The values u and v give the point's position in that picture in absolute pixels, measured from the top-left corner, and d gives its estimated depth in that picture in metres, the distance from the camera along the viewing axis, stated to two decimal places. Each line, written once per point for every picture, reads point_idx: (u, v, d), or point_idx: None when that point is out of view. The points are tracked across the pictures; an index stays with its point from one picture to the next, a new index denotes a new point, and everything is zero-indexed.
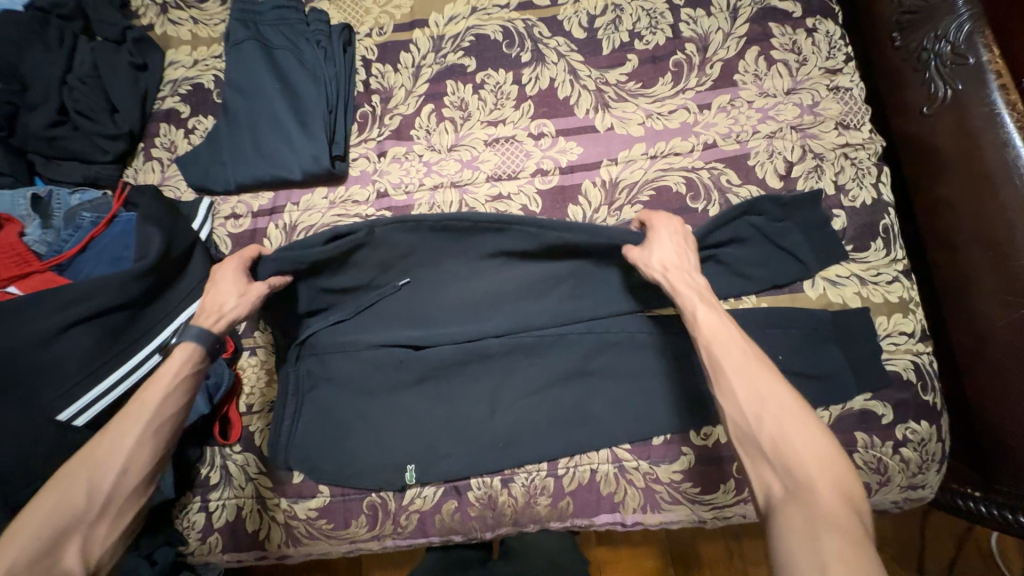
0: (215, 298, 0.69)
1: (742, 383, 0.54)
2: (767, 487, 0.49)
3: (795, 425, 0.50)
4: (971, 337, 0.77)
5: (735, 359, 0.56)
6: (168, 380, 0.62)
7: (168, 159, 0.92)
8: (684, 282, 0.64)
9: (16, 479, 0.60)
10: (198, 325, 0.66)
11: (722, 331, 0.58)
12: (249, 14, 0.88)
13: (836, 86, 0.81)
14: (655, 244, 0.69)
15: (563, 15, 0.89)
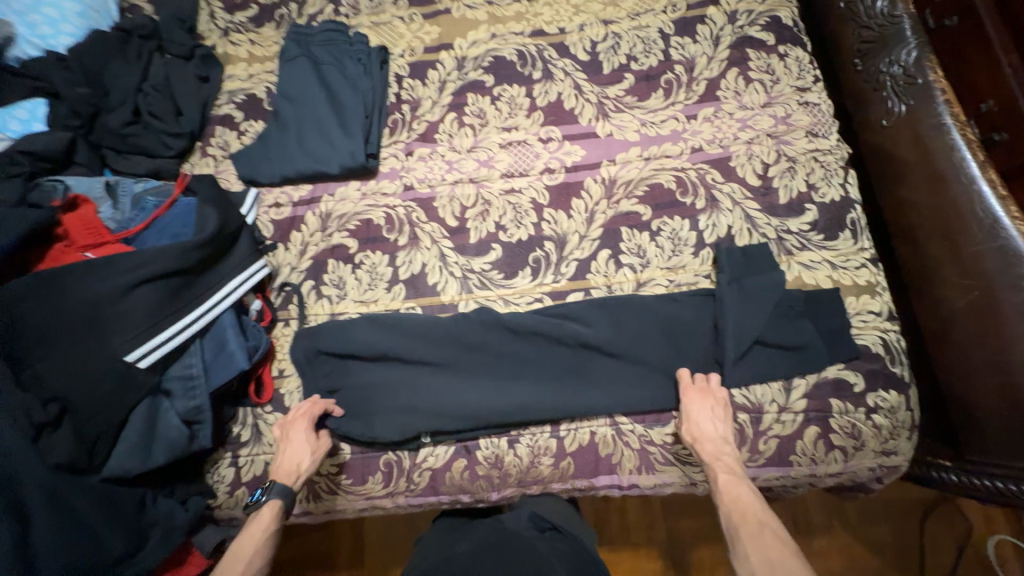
0: (291, 456, 0.79)
1: (756, 555, 0.64)
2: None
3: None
4: (936, 320, 0.85)
5: (755, 533, 0.66)
6: (253, 542, 0.72)
7: (222, 156, 1.05)
8: (709, 451, 0.74)
9: (87, 407, 0.69)
10: (280, 483, 0.76)
11: (743, 507, 0.69)
12: (303, 37, 1.04)
13: (806, 101, 0.93)
14: (695, 414, 0.76)
15: (570, 41, 1.03)
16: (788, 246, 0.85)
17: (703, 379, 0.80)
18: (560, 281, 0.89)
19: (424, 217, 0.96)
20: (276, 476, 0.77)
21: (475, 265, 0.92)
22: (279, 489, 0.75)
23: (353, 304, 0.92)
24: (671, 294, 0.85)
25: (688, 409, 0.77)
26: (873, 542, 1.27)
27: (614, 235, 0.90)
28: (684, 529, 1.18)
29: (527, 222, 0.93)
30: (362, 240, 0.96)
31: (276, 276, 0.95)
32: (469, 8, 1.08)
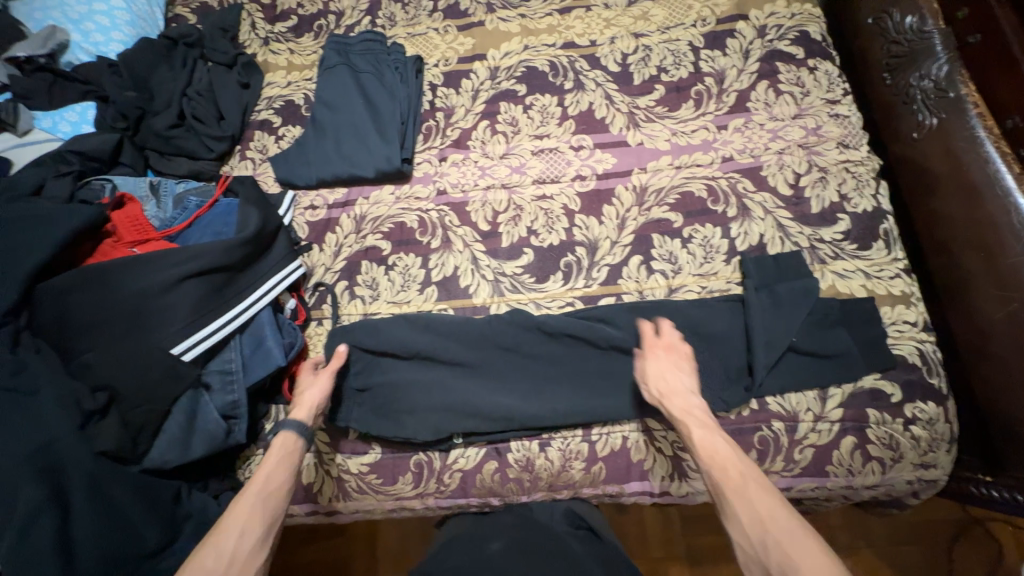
0: (298, 396, 0.82)
1: (742, 507, 0.62)
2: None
3: (784, 539, 0.58)
4: (973, 332, 0.84)
5: (736, 484, 0.64)
6: (275, 461, 0.73)
7: (260, 159, 1.08)
8: (676, 405, 0.73)
9: (136, 397, 0.71)
10: (292, 417, 0.78)
11: (721, 460, 0.67)
12: (342, 46, 1.08)
13: (837, 113, 0.94)
14: (658, 371, 0.77)
15: (601, 53, 1.06)
16: (821, 255, 0.86)
17: (668, 336, 0.81)
18: (592, 286, 0.90)
19: (456, 220, 0.98)
20: (291, 415, 0.79)
21: (507, 269, 0.93)
22: (290, 420, 0.77)
23: (386, 304, 0.94)
24: (702, 299, 0.86)
25: (658, 368, 0.77)
26: (899, 563, 1.26)
27: (645, 242, 0.91)
28: (708, 543, 1.16)
29: (558, 227, 0.95)
30: (396, 242, 0.98)
31: (310, 276, 0.97)
32: (502, 20, 1.12)
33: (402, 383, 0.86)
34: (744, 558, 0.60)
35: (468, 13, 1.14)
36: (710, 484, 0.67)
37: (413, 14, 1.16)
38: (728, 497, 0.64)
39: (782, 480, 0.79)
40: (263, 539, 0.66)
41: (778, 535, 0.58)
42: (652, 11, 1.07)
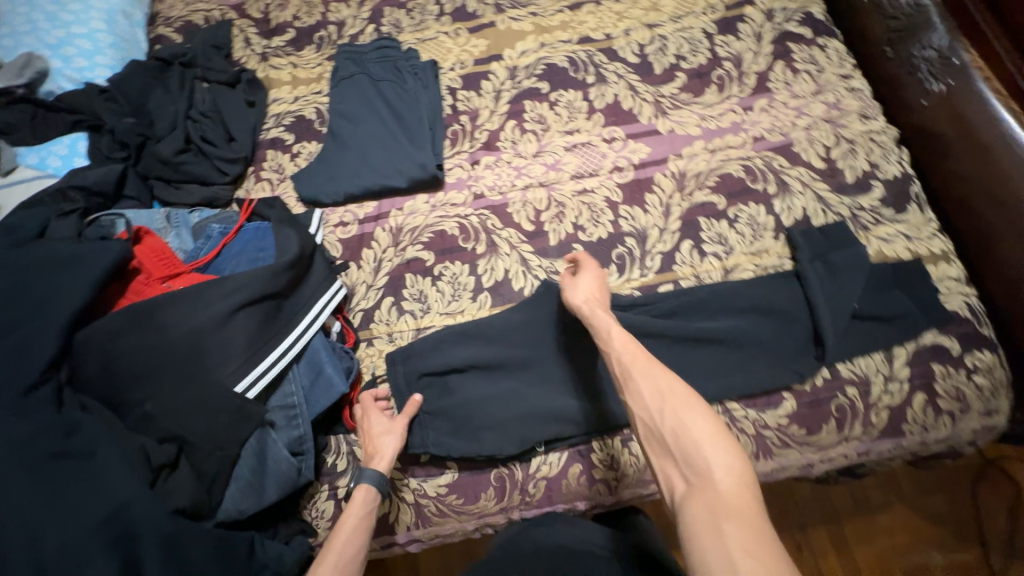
0: (374, 442, 0.78)
1: (644, 382, 0.63)
2: (665, 477, 0.58)
3: (680, 413, 0.60)
4: (1004, 283, 0.89)
5: (641, 366, 0.65)
6: (354, 521, 0.71)
7: (277, 180, 1.02)
8: (598, 310, 0.75)
9: (205, 444, 0.66)
10: (371, 469, 0.75)
11: (630, 347, 0.69)
12: (355, 55, 1.04)
13: (853, 87, 0.99)
14: (579, 288, 0.80)
15: (618, 46, 1.07)
16: (863, 222, 0.89)
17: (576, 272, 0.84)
18: (648, 275, 0.90)
19: (499, 223, 0.96)
20: (371, 463, 0.76)
21: (560, 267, 0.91)
22: (369, 473, 0.74)
23: (439, 316, 0.90)
24: (757, 275, 0.87)
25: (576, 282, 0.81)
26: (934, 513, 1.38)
27: (693, 226, 0.92)
28: None
29: (604, 220, 0.94)
30: (439, 252, 0.95)
31: (351, 297, 0.93)
32: (514, 20, 1.11)
33: (472, 400, 0.82)
34: (643, 434, 0.62)
35: (477, 16, 1.12)
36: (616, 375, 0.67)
37: (420, 20, 1.14)
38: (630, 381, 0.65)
39: (862, 444, 0.80)
40: None
41: (675, 407, 0.60)
42: (661, 2, 1.09)
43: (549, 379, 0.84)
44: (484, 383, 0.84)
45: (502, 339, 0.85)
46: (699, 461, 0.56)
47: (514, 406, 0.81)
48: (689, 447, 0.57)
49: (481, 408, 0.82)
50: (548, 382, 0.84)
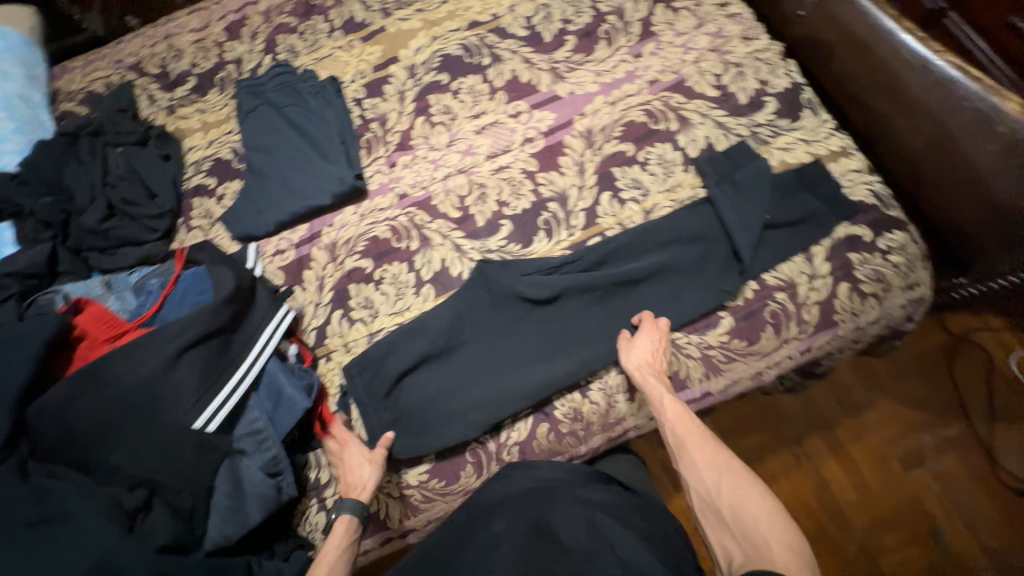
0: (350, 471, 0.80)
1: (702, 459, 0.74)
2: (722, 548, 0.68)
3: (735, 491, 0.69)
4: (906, 163, 0.95)
5: (697, 443, 0.75)
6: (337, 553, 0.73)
7: (207, 224, 1.04)
8: (653, 374, 0.80)
9: (175, 483, 0.69)
10: (350, 498, 0.77)
11: (686, 421, 0.78)
12: (254, 88, 1.06)
13: (732, 13, 1.02)
14: (636, 342, 0.82)
15: (505, 24, 1.10)
16: (762, 137, 0.93)
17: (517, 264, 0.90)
18: (575, 233, 0.93)
19: (428, 217, 0.99)
20: (347, 493, 0.78)
21: (492, 245, 0.95)
22: (349, 504, 0.76)
23: (388, 317, 0.93)
24: (675, 209, 0.91)
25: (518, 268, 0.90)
26: (917, 400, 1.54)
27: (608, 177, 0.96)
28: None
29: (525, 191, 0.97)
30: (376, 257, 0.97)
31: (302, 318, 0.95)
32: (402, 20, 1.13)
33: (433, 394, 0.85)
34: (700, 506, 0.72)
35: (367, 24, 1.15)
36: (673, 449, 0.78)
37: (313, 40, 1.16)
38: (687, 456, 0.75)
39: (801, 343, 0.85)
40: None
41: (731, 485, 0.70)
42: None
43: (503, 355, 0.86)
44: (442, 374, 0.86)
45: (452, 325, 0.87)
46: (753, 535, 0.65)
47: (475, 387, 0.85)
48: (744, 524, 0.66)
49: (444, 398, 0.85)
50: (502, 357, 0.86)
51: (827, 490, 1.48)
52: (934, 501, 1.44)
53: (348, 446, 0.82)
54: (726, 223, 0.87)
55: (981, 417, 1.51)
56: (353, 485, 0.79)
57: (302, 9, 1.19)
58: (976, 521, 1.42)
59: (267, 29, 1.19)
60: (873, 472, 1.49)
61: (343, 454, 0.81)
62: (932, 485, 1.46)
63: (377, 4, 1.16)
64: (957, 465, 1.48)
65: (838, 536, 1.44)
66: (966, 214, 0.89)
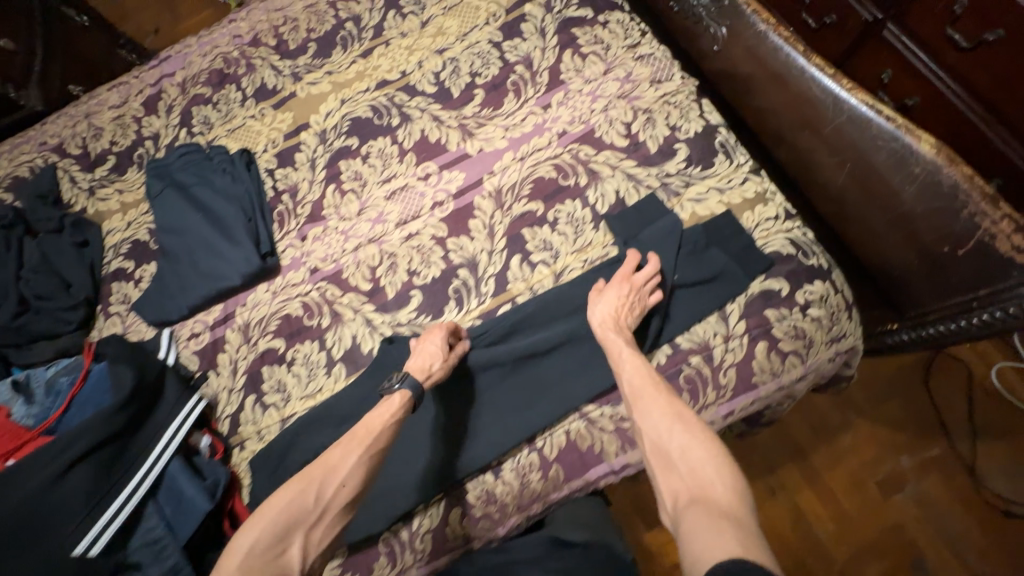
0: (424, 357, 0.81)
1: (653, 408, 0.70)
2: (671, 493, 0.64)
3: (688, 437, 0.66)
4: (830, 202, 0.90)
5: (650, 394, 0.71)
6: (385, 418, 0.76)
7: (125, 310, 1.03)
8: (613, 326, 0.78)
9: None
10: (412, 378, 0.79)
11: (639, 371, 0.74)
12: (162, 169, 1.05)
13: (641, 55, 0.98)
14: (603, 296, 0.81)
15: (414, 81, 1.07)
16: (673, 188, 0.89)
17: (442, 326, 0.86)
18: (486, 301, 0.90)
19: (339, 291, 0.96)
20: (412, 372, 0.79)
21: (402, 318, 0.92)
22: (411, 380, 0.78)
23: (300, 401, 0.91)
24: (585, 272, 0.87)
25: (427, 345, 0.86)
26: (893, 420, 1.43)
27: (518, 240, 0.92)
28: None
29: (435, 258, 0.95)
30: (288, 336, 0.95)
31: (216, 406, 0.93)
32: (312, 84, 1.12)
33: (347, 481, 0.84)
34: (651, 452, 0.68)
35: (278, 90, 1.13)
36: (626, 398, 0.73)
37: (226, 110, 1.15)
38: (642, 402, 0.71)
39: (721, 408, 0.80)
40: (352, 499, 0.72)
41: (682, 432, 0.66)
42: (445, 24, 1.10)
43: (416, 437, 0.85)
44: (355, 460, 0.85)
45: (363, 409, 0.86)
46: (703, 480, 0.61)
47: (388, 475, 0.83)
48: (697, 471, 0.63)
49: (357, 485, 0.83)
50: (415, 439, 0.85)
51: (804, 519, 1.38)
52: (915, 527, 1.33)
53: (439, 335, 0.83)
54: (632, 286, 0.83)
55: (961, 436, 1.40)
56: (424, 366, 0.80)
57: (216, 78, 1.18)
58: (961, 547, 1.31)
59: (183, 100, 1.18)
60: (851, 497, 1.38)
61: (430, 342, 0.83)
62: (915, 511, 1.35)
63: (288, 69, 1.14)
64: (941, 489, 1.36)
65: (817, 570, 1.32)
66: (893, 258, 0.83)
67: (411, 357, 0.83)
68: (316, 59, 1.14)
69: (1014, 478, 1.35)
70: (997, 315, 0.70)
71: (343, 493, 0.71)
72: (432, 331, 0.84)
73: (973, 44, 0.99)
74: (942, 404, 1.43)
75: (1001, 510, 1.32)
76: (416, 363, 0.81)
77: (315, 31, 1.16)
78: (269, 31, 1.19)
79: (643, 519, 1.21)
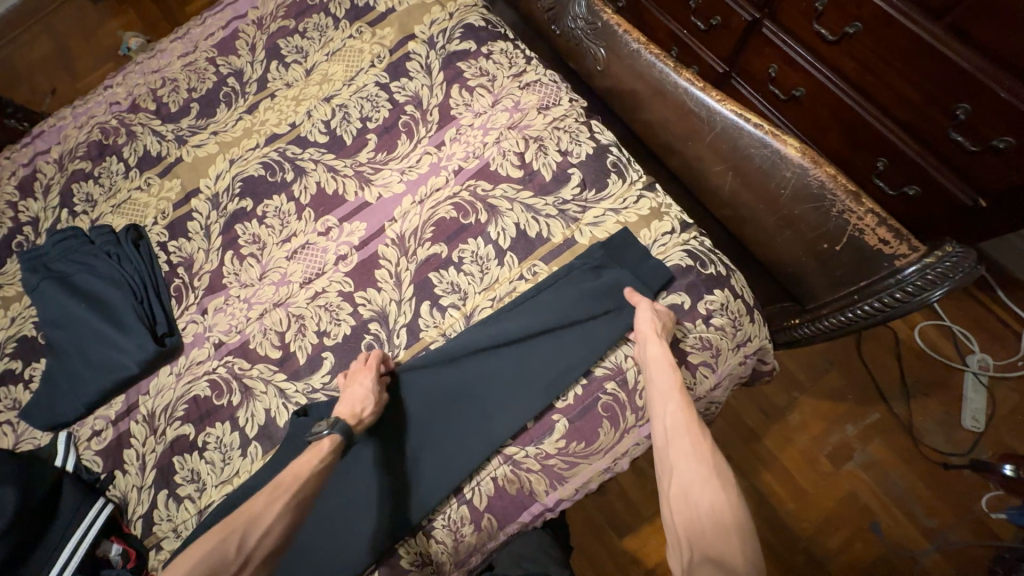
0: (351, 400, 0.78)
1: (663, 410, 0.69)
2: (686, 539, 0.59)
3: (721, 493, 0.60)
4: (724, 206, 0.92)
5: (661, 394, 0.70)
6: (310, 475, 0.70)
7: (16, 417, 0.94)
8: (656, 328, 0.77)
9: None
10: (341, 421, 0.75)
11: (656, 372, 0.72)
12: (38, 261, 0.98)
13: (526, 83, 0.99)
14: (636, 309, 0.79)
15: (305, 131, 1.04)
16: (571, 215, 0.89)
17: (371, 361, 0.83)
18: (399, 353, 0.87)
19: (247, 363, 0.91)
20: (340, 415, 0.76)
21: (316, 383, 0.88)
22: (339, 424, 0.74)
23: (216, 489, 0.85)
24: (494, 310, 0.86)
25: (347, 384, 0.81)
26: (831, 389, 1.36)
27: (426, 285, 0.90)
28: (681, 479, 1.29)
29: (343, 315, 0.91)
30: (197, 420, 0.89)
31: (126, 508, 0.87)
32: (198, 146, 1.07)
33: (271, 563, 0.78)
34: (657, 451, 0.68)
35: (163, 156, 1.07)
36: (659, 432, 0.68)
37: (109, 184, 1.08)
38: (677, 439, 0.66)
39: (642, 429, 0.81)
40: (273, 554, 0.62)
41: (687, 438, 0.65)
42: (330, 71, 1.07)
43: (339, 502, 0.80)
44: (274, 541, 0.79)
45: None
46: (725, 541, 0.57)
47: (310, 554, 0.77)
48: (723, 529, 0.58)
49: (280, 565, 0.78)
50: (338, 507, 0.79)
51: (762, 503, 1.28)
52: (867, 495, 1.26)
53: (368, 377, 0.80)
54: (542, 319, 0.83)
55: (896, 397, 1.35)
56: (353, 408, 0.77)
57: (94, 151, 1.11)
58: (912, 505, 1.25)
59: (61, 178, 1.11)
60: (804, 473, 1.29)
61: (357, 382, 0.80)
62: (865, 479, 1.28)
63: (171, 133, 1.09)
64: (884, 451, 1.30)
65: (779, 551, 1.23)
66: (787, 255, 0.85)
67: (339, 401, 0.78)
68: (200, 119, 1.09)
69: (951, 434, 1.30)
70: (878, 307, 0.73)
71: (271, 538, 0.62)
72: (356, 370, 0.81)
73: (838, 37, 1.02)
74: (877, 369, 1.37)
75: (943, 464, 1.27)
76: (345, 408, 0.77)
77: (196, 91, 1.11)
78: (147, 95, 1.13)
79: (612, 529, 1.20)
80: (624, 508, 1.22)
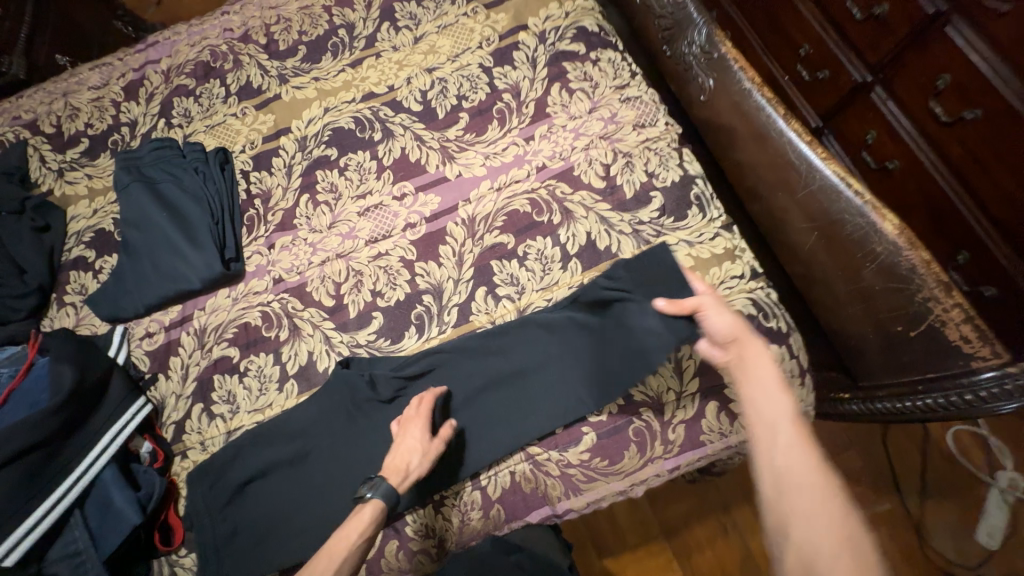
0: (402, 454, 0.76)
1: (805, 509, 0.55)
2: None
3: None
4: (799, 263, 0.91)
5: (808, 494, 0.56)
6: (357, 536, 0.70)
7: (80, 301, 1.00)
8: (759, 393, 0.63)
9: None
10: (386, 481, 0.74)
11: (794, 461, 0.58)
12: (132, 162, 1.04)
13: (627, 97, 0.99)
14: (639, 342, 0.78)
15: (401, 96, 1.06)
16: (644, 236, 0.89)
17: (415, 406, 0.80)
18: (446, 330, 0.89)
19: (300, 305, 0.94)
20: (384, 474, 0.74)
21: (360, 338, 0.91)
22: (382, 488, 0.73)
23: (247, 415, 0.88)
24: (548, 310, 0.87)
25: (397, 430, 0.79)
26: (848, 467, 1.31)
27: (485, 271, 0.91)
28: (676, 514, 1.21)
29: (400, 281, 0.93)
30: (243, 346, 0.93)
31: (162, 411, 0.91)
32: (298, 88, 1.10)
33: (285, 498, 0.82)
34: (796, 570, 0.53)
35: (262, 90, 1.11)
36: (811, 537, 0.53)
37: (207, 105, 1.12)
38: (803, 534, 0.54)
39: (667, 462, 0.81)
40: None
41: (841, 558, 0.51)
42: (438, 43, 1.09)
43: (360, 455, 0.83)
44: (292, 471, 0.83)
45: (311, 429, 0.85)
46: None
47: (326, 497, 0.81)
48: None
49: (294, 499, 0.82)
50: (357, 459, 0.83)
51: None
52: None
53: (418, 428, 0.78)
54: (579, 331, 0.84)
55: (910, 490, 1.28)
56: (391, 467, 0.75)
57: (200, 70, 1.15)
58: None
59: (165, 90, 1.16)
60: None
61: (407, 435, 0.77)
62: None
63: (275, 70, 1.13)
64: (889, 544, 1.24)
65: None
66: (853, 329, 0.84)
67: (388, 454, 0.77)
68: (304, 63, 1.12)
69: (961, 542, 1.22)
70: (939, 402, 0.73)
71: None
72: (406, 422, 0.79)
73: (952, 119, 0.96)
74: (899, 459, 1.30)
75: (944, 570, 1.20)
76: (392, 462, 0.76)
77: (307, 34, 1.15)
78: (260, 29, 1.17)
79: (595, 547, 1.20)
80: (611, 531, 1.22)
